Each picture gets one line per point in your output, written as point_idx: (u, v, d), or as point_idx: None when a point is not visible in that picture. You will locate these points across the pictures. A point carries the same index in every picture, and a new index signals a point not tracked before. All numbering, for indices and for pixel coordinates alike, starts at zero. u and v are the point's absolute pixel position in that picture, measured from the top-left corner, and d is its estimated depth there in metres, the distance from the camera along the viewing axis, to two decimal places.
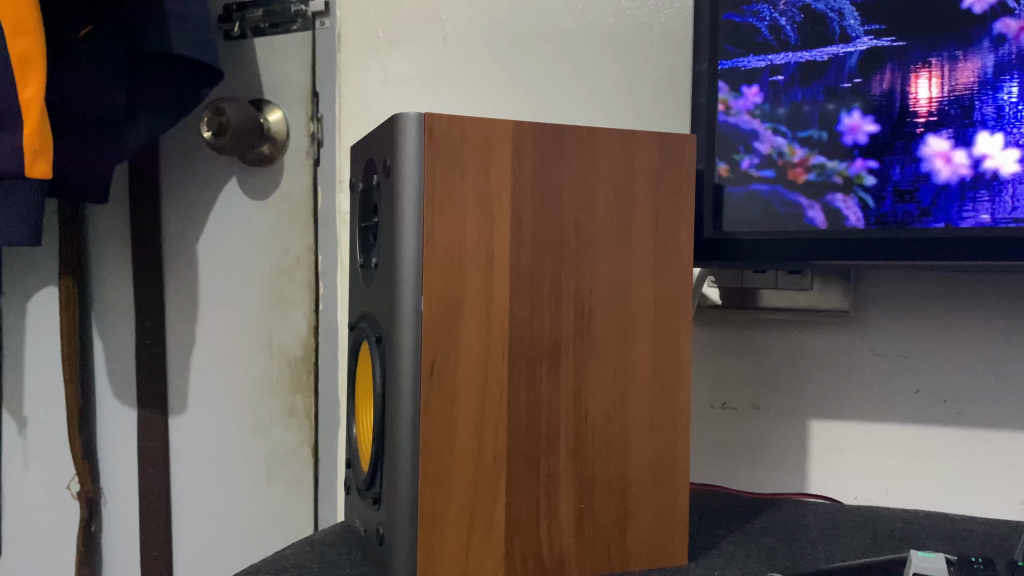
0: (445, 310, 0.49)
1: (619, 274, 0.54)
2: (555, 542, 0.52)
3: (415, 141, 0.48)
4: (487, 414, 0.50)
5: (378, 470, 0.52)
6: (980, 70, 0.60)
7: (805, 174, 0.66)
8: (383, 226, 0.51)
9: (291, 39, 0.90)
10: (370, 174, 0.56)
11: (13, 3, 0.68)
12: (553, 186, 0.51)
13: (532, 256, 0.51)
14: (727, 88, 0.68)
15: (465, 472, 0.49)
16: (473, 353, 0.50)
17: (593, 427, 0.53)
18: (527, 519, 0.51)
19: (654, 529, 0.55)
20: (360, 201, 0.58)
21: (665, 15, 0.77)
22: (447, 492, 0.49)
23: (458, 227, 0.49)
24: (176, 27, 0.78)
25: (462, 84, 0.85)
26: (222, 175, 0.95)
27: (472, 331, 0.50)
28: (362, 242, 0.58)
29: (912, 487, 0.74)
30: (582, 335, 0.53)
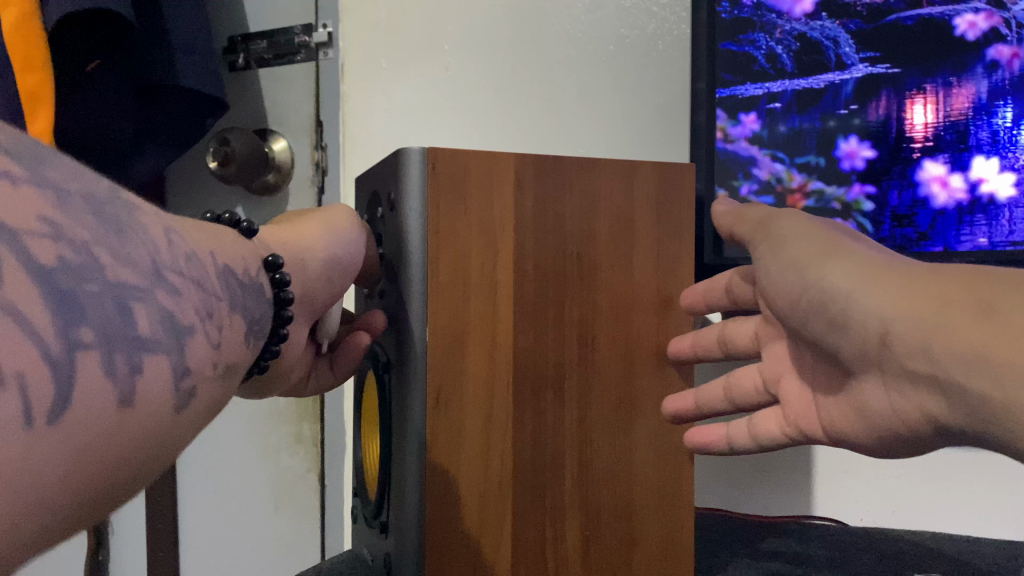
0: (450, 338, 0.49)
1: (622, 300, 0.54)
2: (561, 567, 0.52)
3: (419, 175, 0.49)
4: (492, 443, 0.50)
5: (385, 497, 0.53)
6: (974, 96, 0.61)
7: (804, 200, 0.67)
8: (389, 257, 0.52)
9: (297, 70, 0.92)
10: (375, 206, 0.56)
11: (26, 40, 0.66)
12: (556, 216, 0.52)
13: (536, 284, 0.51)
14: (726, 115, 0.70)
15: (471, 499, 0.50)
16: (478, 380, 0.50)
17: (598, 453, 0.53)
18: (534, 546, 0.51)
19: (660, 555, 0.55)
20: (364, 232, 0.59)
21: (664, 41, 0.78)
22: (453, 520, 0.49)
23: (462, 258, 0.50)
24: (182, 59, 0.80)
25: (463, 114, 0.86)
26: (228, 204, 0.96)
27: (476, 359, 0.50)
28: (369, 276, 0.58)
29: (918, 509, 0.74)
30: (587, 362, 0.53)
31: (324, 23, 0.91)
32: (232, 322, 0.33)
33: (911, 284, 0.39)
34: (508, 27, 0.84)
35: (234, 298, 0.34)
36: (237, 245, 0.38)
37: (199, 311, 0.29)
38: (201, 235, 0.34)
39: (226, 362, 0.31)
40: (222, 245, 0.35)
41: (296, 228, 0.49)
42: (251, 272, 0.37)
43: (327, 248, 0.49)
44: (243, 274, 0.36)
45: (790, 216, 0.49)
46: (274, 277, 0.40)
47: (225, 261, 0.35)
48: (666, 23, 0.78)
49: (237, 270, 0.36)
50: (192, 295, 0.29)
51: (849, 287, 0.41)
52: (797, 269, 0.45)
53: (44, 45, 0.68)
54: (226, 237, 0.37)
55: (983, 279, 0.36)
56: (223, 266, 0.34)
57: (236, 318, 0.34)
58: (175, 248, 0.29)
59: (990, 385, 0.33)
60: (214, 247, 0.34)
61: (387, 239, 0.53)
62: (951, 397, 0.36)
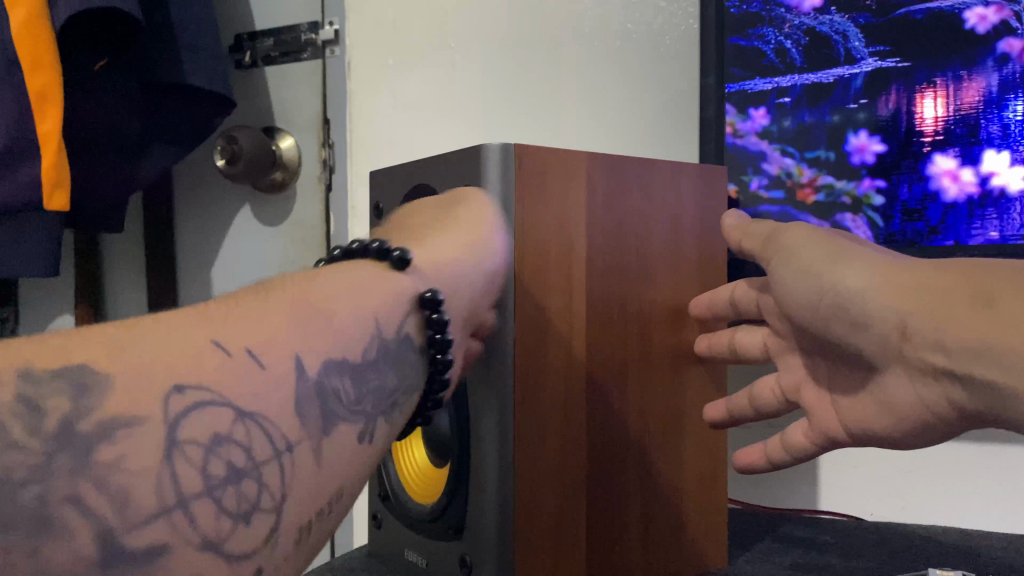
0: (534, 334, 0.48)
1: (672, 295, 0.55)
2: (625, 556, 0.52)
3: (504, 170, 0.47)
4: (569, 438, 0.49)
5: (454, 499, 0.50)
6: (985, 89, 0.61)
7: (814, 195, 0.67)
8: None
9: (303, 67, 0.92)
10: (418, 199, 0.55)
11: (31, 40, 0.66)
12: (621, 214, 0.52)
13: (603, 279, 0.51)
14: (735, 110, 0.70)
15: (553, 493, 0.48)
16: (557, 375, 0.49)
17: (654, 444, 0.54)
18: (605, 539, 0.51)
19: (703, 536, 0.57)
20: None
21: (671, 37, 0.78)
22: (537, 516, 0.48)
23: (540, 255, 0.48)
24: (189, 60, 0.80)
25: (471, 110, 0.85)
26: (236, 201, 0.96)
27: (557, 354, 0.49)
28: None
29: (929, 505, 0.74)
30: (645, 357, 0.54)
31: (330, 20, 0.90)
32: (312, 456, 0.28)
33: (918, 283, 0.39)
34: (516, 24, 0.83)
35: (324, 417, 0.29)
36: (362, 299, 0.34)
37: (214, 526, 0.24)
38: (280, 345, 0.28)
39: (291, 529, 0.27)
40: (320, 339, 0.30)
41: (444, 241, 0.42)
42: (380, 333, 0.34)
43: (479, 267, 0.43)
44: (364, 352, 0.32)
45: (798, 229, 0.48)
46: (429, 317, 0.37)
47: (319, 366, 0.30)
48: (673, 19, 0.78)
49: (348, 358, 0.31)
50: (196, 529, 0.24)
51: (866, 287, 0.40)
52: (810, 277, 0.44)
53: (51, 44, 0.67)
54: (347, 302, 0.33)
55: (976, 270, 0.38)
56: (308, 380, 0.29)
57: (346, 427, 0.30)
58: (179, 488, 0.24)
59: (996, 371, 0.35)
60: (305, 347, 0.29)
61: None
62: (970, 387, 0.37)
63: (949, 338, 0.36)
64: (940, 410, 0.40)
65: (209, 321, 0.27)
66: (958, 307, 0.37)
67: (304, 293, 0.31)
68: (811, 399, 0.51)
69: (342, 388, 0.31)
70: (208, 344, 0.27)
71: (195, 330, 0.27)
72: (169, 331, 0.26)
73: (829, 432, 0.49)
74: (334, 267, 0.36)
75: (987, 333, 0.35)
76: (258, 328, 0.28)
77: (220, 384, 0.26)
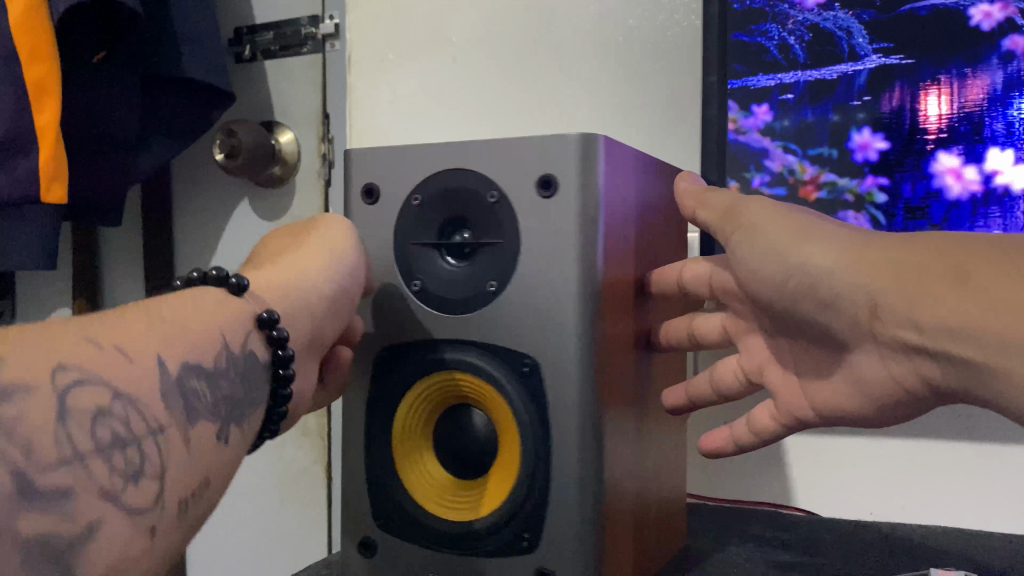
0: (615, 316, 0.45)
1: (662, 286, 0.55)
2: (647, 547, 0.51)
3: (583, 158, 0.42)
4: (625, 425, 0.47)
5: (523, 506, 0.44)
6: (989, 87, 0.61)
7: (816, 192, 0.67)
8: (504, 250, 0.45)
9: (302, 61, 0.92)
10: (454, 186, 0.47)
11: (27, 31, 0.65)
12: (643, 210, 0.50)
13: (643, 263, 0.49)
14: (737, 106, 0.70)
15: (620, 479, 0.46)
16: (623, 359, 0.46)
17: (661, 435, 0.54)
18: (639, 531, 0.49)
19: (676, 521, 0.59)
20: (419, 222, 0.48)
21: (673, 31, 0.76)
22: (613, 503, 0.45)
23: (619, 237, 0.45)
24: (189, 51, 0.80)
25: (472, 105, 0.85)
26: (234, 196, 0.96)
27: (625, 337, 0.46)
28: (402, 261, 0.48)
29: (928, 503, 0.72)
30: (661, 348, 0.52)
31: (331, 15, 0.90)
32: (182, 442, 0.32)
33: (894, 258, 0.39)
34: (518, 17, 0.83)
35: (187, 411, 0.33)
36: (203, 313, 0.37)
37: (111, 489, 0.28)
38: (144, 341, 0.32)
39: (166, 514, 0.30)
40: (177, 335, 0.34)
41: (289, 267, 0.45)
42: (227, 348, 0.37)
43: (324, 284, 0.45)
44: (216, 361, 0.36)
45: (759, 205, 0.46)
46: (270, 335, 0.39)
47: (179, 364, 0.33)
48: (676, 14, 0.76)
49: (205, 362, 0.35)
50: (96, 476, 0.28)
51: (838, 270, 0.40)
52: (777, 255, 0.43)
53: (50, 38, 0.66)
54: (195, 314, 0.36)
55: (947, 247, 0.37)
56: (171, 375, 0.32)
57: (204, 427, 0.34)
58: (72, 423, 0.28)
59: (972, 350, 0.35)
60: (165, 345, 0.33)
61: (497, 232, 0.45)
62: (942, 362, 0.37)
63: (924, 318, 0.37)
64: (913, 386, 0.40)
65: (74, 324, 0.31)
66: (935, 285, 0.37)
67: (153, 310, 0.35)
68: (776, 380, 0.50)
69: (201, 390, 0.34)
70: (77, 339, 0.30)
71: (65, 329, 0.30)
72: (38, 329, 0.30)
73: (797, 413, 0.49)
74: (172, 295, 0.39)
75: (963, 313, 0.35)
76: (116, 326, 0.32)
77: (102, 366, 0.30)
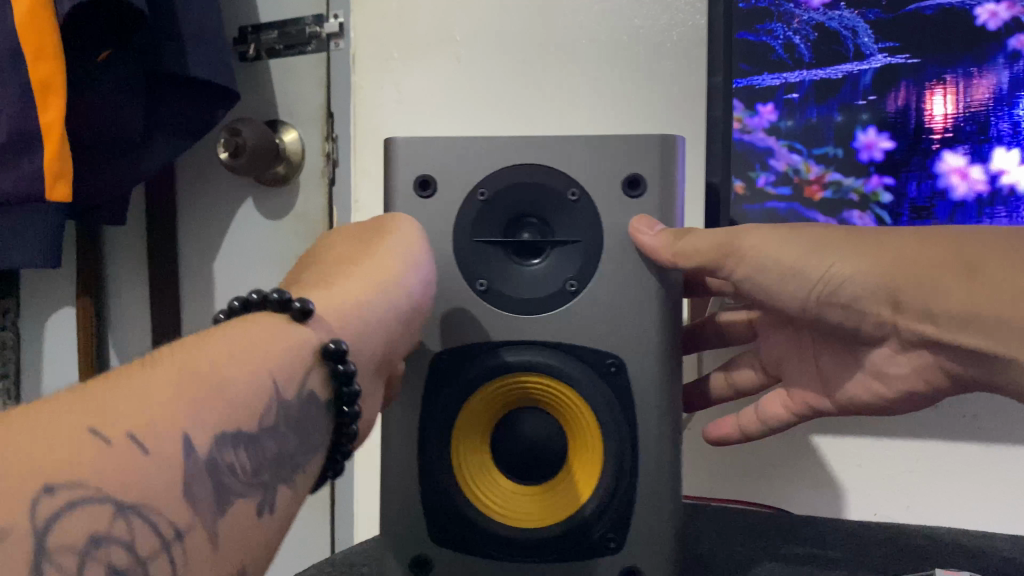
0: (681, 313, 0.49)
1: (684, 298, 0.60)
2: None
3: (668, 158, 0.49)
4: None
5: (607, 507, 0.48)
6: (995, 86, 0.61)
7: (821, 191, 0.67)
8: (585, 249, 0.50)
9: (308, 61, 0.92)
10: (521, 191, 0.50)
11: (35, 29, 0.64)
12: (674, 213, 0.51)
13: None
14: (743, 105, 0.69)
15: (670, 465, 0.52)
16: None
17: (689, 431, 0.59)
18: None
19: None
20: (480, 221, 0.50)
21: (678, 32, 0.76)
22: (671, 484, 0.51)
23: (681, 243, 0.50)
24: (193, 51, 0.79)
25: (476, 103, 0.84)
26: (239, 195, 0.96)
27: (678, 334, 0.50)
28: (465, 263, 0.50)
29: (933, 503, 0.72)
30: None
31: (334, 13, 0.90)
32: (206, 539, 0.29)
33: (910, 253, 0.43)
34: (523, 16, 0.82)
35: (216, 493, 0.30)
36: (247, 357, 0.34)
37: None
38: (169, 416, 0.29)
39: None
40: (213, 398, 0.31)
41: (359, 279, 0.44)
42: (279, 395, 0.35)
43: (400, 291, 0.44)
44: (262, 420, 0.33)
45: (759, 231, 0.49)
46: (336, 368, 0.38)
47: (211, 440, 0.30)
48: (681, 14, 0.76)
49: (243, 428, 0.32)
50: None
51: (859, 276, 0.45)
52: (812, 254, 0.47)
53: (55, 35, 0.66)
54: (238, 362, 0.33)
55: (961, 238, 0.42)
56: (199, 458, 0.30)
57: (242, 504, 0.32)
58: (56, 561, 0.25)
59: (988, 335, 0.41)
60: (195, 419, 0.30)
61: (575, 229, 0.50)
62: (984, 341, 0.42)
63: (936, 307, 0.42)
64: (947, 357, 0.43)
65: (81, 407, 0.28)
66: (942, 276, 0.42)
67: (190, 362, 0.32)
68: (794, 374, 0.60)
69: (237, 462, 0.32)
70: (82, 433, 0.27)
71: (67, 418, 0.27)
72: (30, 427, 0.27)
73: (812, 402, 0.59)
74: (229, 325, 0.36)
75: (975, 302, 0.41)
76: (139, 400, 0.29)
77: (108, 477, 0.26)
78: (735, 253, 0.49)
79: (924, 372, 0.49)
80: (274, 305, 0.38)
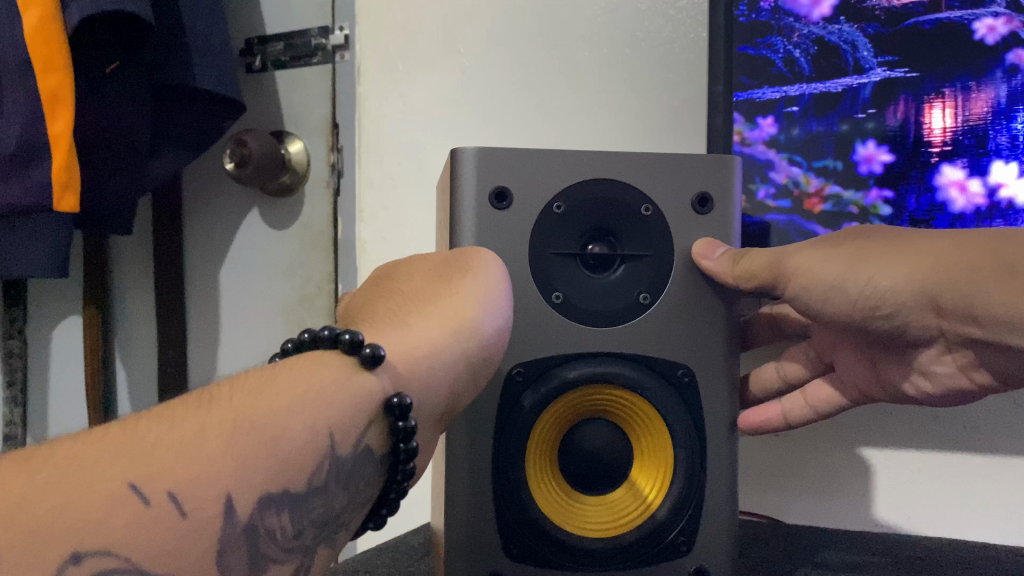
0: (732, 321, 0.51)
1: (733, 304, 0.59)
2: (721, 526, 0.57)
3: (737, 180, 0.51)
4: None
5: (680, 516, 0.49)
6: (993, 100, 0.62)
7: (822, 204, 0.67)
8: (653, 263, 0.51)
9: (313, 72, 0.92)
10: (596, 209, 0.51)
11: (45, 41, 0.65)
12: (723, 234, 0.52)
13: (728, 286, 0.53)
14: (743, 119, 0.70)
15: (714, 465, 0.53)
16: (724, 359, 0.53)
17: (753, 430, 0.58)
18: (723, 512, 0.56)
19: None
20: (553, 233, 0.51)
21: (680, 45, 0.77)
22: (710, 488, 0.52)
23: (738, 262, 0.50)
24: (200, 63, 0.80)
25: (480, 114, 0.85)
26: (245, 204, 0.97)
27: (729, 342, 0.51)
28: (540, 273, 0.50)
29: (936, 515, 0.72)
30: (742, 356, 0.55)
31: (340, 25, 0.91)
32: None
33: (946, 252, 0.45)
34: (525, 29, 0.83)
35: (250, 558, 0.31)
36: (305, 408, 0.34)
37: None
38: (213, 479, 0.30)
39: None
40: (262, 457, 0.32)
41: (437, 317, 0.43)
42: (334, 451, 0.35)
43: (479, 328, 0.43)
44: (312, 478, 0.34)
45: (803, 251, 0.50)
46: (397, 426, 0.37)
47: (254, 503, 0.31)
48: (683, 27, 0.77)
49: (290, 489, 0.33)
50: None
51: (899, 287, 0.46)
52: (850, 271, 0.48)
53: (65, 49, 0.67)
54: (296, 414, 0.34)
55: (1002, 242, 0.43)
56: (237, 522, 0.31)
57: (277, 569, 0.33)
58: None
59: None
60: (239, 479, 0.31)
61: (647, 245, 0.51)
62: None
63: (982, 311, 0.44)
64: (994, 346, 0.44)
65: (131, 458, 0.29)
66: (987, 280, 0.43)
67: (248, 414, 0.33)
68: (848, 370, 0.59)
69: (279, 526, 0.32)
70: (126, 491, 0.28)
71: (112, 469, 0.29)
72: (81, 475, 0.28)
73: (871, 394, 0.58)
74: (297, 366, 0.37)
75: (1020, 302, 0.42)
76: (188, 457, 0.30)
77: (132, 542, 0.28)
78: (782, 277, 0.50)
79: (966, 369, 0.49)
80: (344, 348, 0.38)
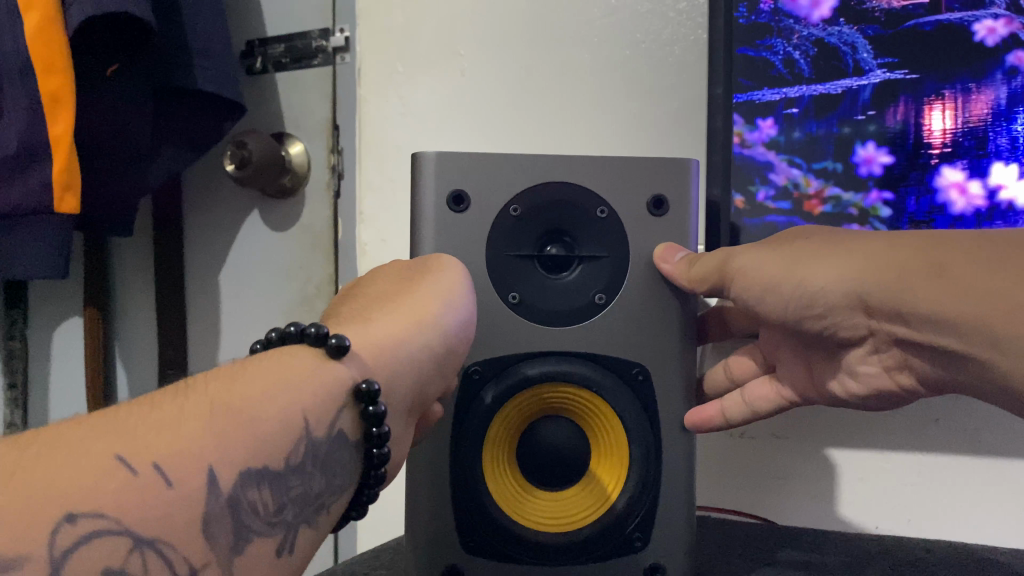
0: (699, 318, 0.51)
1: None
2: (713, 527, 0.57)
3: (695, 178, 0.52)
4: None
5: (635, 512, 0.49)
6: (993, 102, 0.62)
7: (822, 206, 0.68)
8: (608, 263, 0.51)
9: (313, 73, 0.93)
10: (553, 211, 0.51)
11: (45, 43, 0.66)
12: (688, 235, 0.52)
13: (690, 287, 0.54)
14: (743, 120, 0.70)
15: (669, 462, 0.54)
16: None
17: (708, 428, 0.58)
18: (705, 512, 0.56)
19: None
20: (511, 235, 0.51)
21: (680, 47, 0.77)
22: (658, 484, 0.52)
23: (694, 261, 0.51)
24: (201, 65, 0.80)
25: (480, 116, 0.85)
26: (245, 206, 0.97)
27: None
28: (498, 275, 0.50)
29: (937, 518, 0.72)
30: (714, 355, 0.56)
31: (340, 28, 0.91)
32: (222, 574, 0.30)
33: None
34: (523, 30, 0.83)
35: (235, 533, 0.31)
36: (279, 393, 0.34)
37: None
38: (192, 454, 0.30)
39: None
40: (240, 437, 0.32)
41: (399, 313, 0.43)
42: (309, 434, 0.35)
43: (440, 322, 0.44)
44: (289, 458, 0.34)
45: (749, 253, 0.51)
46: (367, 411, 0.38)
47: (235, 478, 0.31)
48: (683, 29, 0.77)
49: (270, 466, 0.33)
50: None
51: (831, 287, 0.47)
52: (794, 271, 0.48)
53: (65, 51, 0.67)
54: (271, 399, 0.34)
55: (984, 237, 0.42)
56: (221, 495, 0.30)
57: (261, 543, 0.32)
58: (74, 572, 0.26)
59: None
60: (220, 455, 0.31)
61: (602, 245, 0.51)
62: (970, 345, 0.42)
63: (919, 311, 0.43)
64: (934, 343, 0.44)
65: (115, 434, 0.29)
66: (913, 279, 0.43)
67: (224, 397, 0.33)
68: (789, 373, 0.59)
69: (260, 500, 0.32)
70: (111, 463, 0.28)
71: (98, 444, 0.29)
72: (69, 450, 0.28)
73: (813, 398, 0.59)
74: (260, 357, 0.37)
75: None
76: (168, 433, 0.30)
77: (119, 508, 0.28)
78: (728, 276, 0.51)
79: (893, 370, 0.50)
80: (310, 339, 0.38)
